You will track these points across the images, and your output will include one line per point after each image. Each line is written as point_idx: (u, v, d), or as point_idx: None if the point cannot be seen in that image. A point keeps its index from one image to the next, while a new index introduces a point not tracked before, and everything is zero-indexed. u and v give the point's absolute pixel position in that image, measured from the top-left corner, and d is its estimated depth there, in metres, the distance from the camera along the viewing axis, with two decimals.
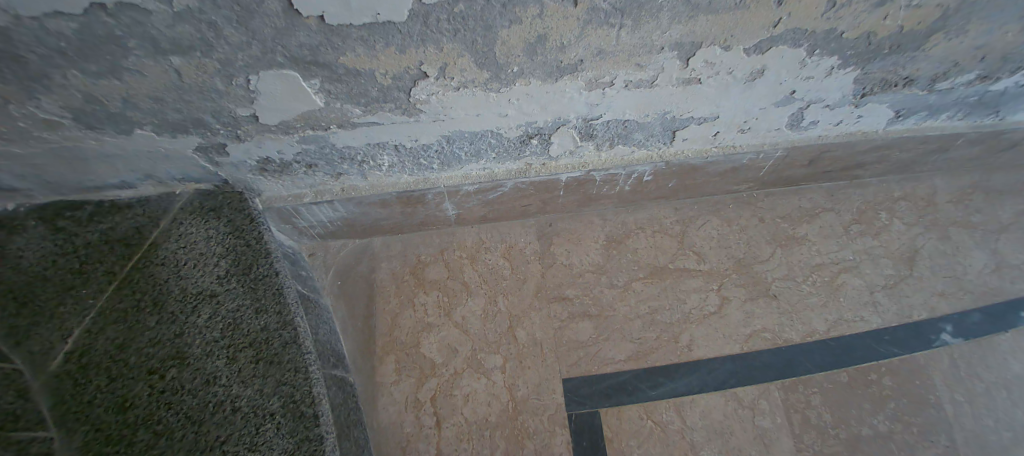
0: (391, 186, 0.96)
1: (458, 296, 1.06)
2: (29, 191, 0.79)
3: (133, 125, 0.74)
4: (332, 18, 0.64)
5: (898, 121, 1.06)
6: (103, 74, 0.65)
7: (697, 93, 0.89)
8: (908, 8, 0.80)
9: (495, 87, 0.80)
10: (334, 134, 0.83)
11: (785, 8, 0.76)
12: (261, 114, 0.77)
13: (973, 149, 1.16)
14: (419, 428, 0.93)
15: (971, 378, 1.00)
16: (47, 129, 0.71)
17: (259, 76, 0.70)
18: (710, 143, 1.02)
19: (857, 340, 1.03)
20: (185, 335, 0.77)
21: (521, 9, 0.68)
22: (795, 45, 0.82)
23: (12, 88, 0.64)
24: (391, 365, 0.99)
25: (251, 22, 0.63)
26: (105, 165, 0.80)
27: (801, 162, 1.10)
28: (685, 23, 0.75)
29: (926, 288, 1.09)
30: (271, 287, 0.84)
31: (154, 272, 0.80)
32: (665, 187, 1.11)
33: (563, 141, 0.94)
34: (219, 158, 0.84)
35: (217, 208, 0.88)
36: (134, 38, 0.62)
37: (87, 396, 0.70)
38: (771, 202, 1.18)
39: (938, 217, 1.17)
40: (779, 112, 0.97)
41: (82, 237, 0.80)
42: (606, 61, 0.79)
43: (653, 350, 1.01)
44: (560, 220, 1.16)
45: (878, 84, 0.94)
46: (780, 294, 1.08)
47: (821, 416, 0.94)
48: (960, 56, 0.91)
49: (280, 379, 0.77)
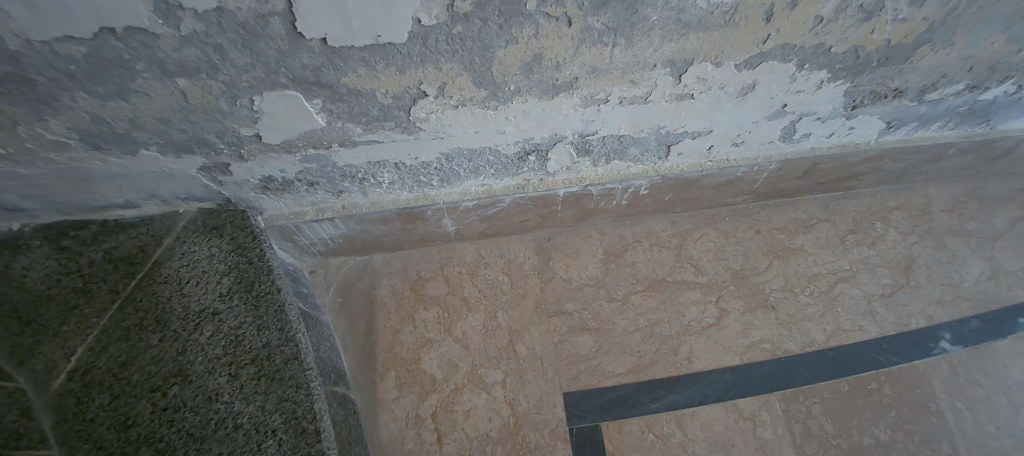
0: (392, 203, 0.98)
1: (458, 312, 1.06)
2: (35, 211, 0.80)
3: (139, 145, 0.75)
4: (335, 40, 0.66)
5: (889, 133, 1.08)
6: (110, 95, 0.67)
7: (691, 108, 0.91)
8: (893, 22, 0.82)
9: (494, 105, 0.82)
10: (336, 152, 0.85)
11: (774, 24, 0.78)
12: (264, 133, 0.78)
13: (964, 158, 1.18)
14: (421, 444, 0.93)
15: (972, 385, 1.00)
16: (54, 149, 0.72)
17: (263, 97, 0.72)
18: (705, 157, 1.04)
19: (857, 350, 1.03)
20: (188, 352, 0.77)
21: (518, 29, 0.71)
22: (785, 60, 0.85)
23: (21, 110, 0.65)
24: (392, 381, 0.99)
25: (256, 44, 0.65)
26: (110, 185, 0.81)
27: (795, 174, 1.12)
28: (677, 40, 0.77)
29: (923, 297, 1.10)
30: (273, 303, 0.84)
31: (157, 291, 0.81)
32: (662, 201, 1.13)
33: (560, 156, 0.96)
34: (223, 177, 0.85)
35: (220, 226, 0.89)
36: (142, 61, 0.63)
37: (89, 414, 0.70)
38: (767, 214, 1.20)
39: (933, 226, 1.19)
40: (773, 126, 0.99)
41: (87, 256, 0.81)
42: (601, 78, 0.81)
43: (653, 362, 1.01)
44: (559, 235, 1.17)
45: (868, 95, 0.96)
46: (779, 305, 1.09)
47: (822, 427, 0.94)
48: (947, 68, 0.94)
49: (282, 396, 0.77)
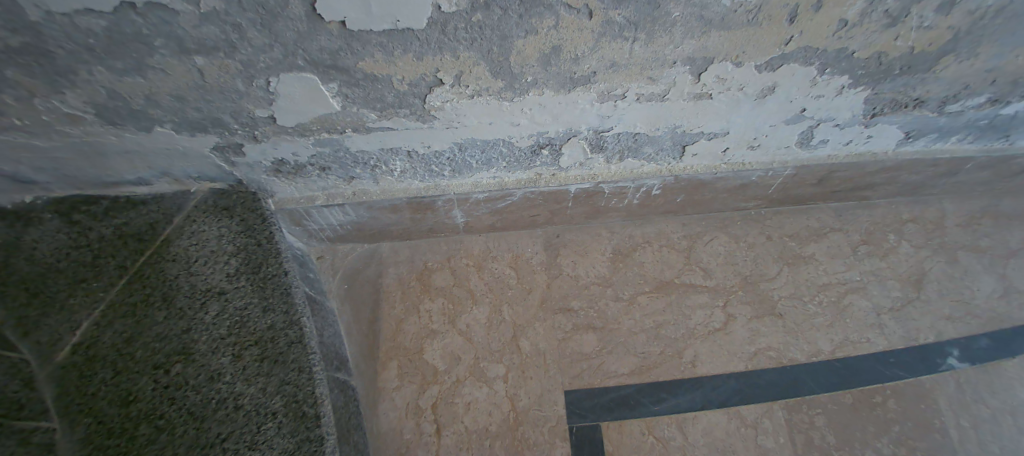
0: (402, 192, 0.97)
1: (463, 304, 1.06)
2: (48, 184, 0.80)
3: (154, 123, 0.75)
4: (354, 24, 0.65)
5: (908, 143, 1.06)
6: (128, 71, 0.67)
7: (708, 108, 0.90)
8: (920, 29, 0.80)
9: (509, 97, 0.81)
10: (349, 138, 0.84)
11: (797, 25, 0.76)
12: (279, 116, 0.78)
13: (983, 173, 1.15)
14: (420, 435, 0.93)
15: (979, 403, 0.98)
16: (70, 123, 0.72)
17: (279, 78, 0.72)
18: (720, 159, 1.03)
19: (864, 361, 1.02)
20: (192, 331, 0.77)
21: (537, 20, 0.70)
22: (807, 64, 0.83)
23: (38, 81, 0.65)
24: (395, 370, 0.99)
25: (274, 25, 0.64)
26: (123, 161, 0.81)
27: (810, 181, 1.11)
28: (698, 38, 0.76)
29: (933, 312, 1.08)
30: (280, 286, 0.85)
31: (164, 268, 0.81)
32: (673, 202, 1.12)
33: (573, 152, 0.95)
34: (236, 157, 0.85)
35: (230, 207, 0.89)
36: (160, 37, 0.63)
37: (91, 388, 0.70)
38: (778, 220, 1.19)
39: (947, 241, 1.17)
40: (791, 130, 0.97)
41: (97, 231, 0.81)
42: (618, 74, 0.80)
43: (656, 364, 1.00)
44: (567, 232, 1.17)
45: (888, 104, 0.95)
46: (787, 313, 1.07)
47: (825, 438, 0.93)
48: (970, 79, 0.92)
49: (284, 379, 0.78)
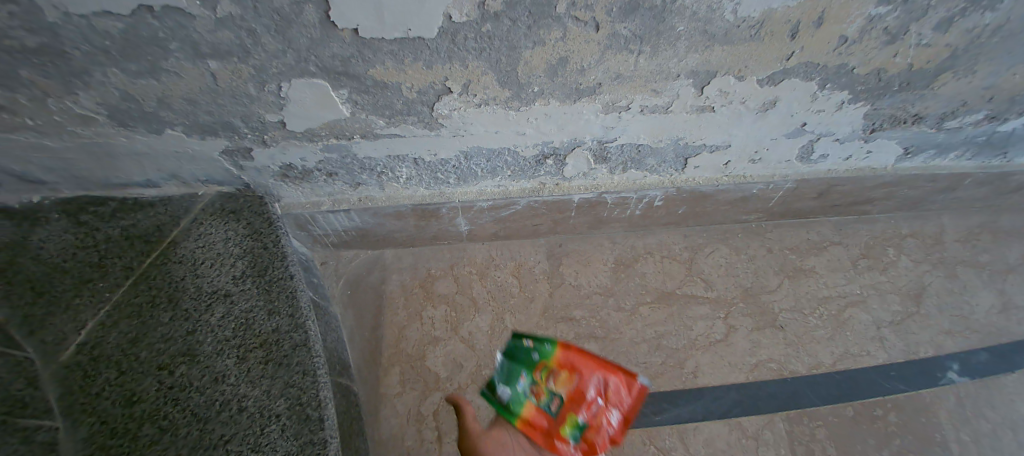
0: (408, 199, 0.98)
1: (466, 312, 1.06)
2: (56, 184, 0.81)
3: (165, 125, 0.76)
4: (366, 32, 0.66)
5: (907, 159, 1.08)
6: (142, 73, 0.68)
7: (710, 121, 0.91)
8: (918, 46, 0.82)
9: (516, 106, 0.82)
10: (357, 144, 0.85)
11: (798, 41, 0.78)
12: (289, 121, 0.79)
13: (981, 189, 1.17)
14: (421, 442, 0.92)
15: (979, 418, 0.98)
16: (82, 124, 0.73)
17: (291, 84, 0.73)
18: (722, 172, 1.04)
19: (865, 374, 1.02)
20: (197, 332, 0.77)
21: (545, 31, 0.71)
22: (808, 78, 0.85)
23: (52, 82, 0.66)
24: (396, 377, 0.99)
25: (288, 31, 0.65)
26: (133, 163, 0.82)
27: (810, 194, 1.12)
28: (702, 51, 0.78)
29: (933, 326, 1.09)
30: (285, 289, 0.85)
31: (171, 270, 0.81)
32: (676, 213, 1.13)
33: (577, 163, 0.96)
34: (245, 162, 0.86)
35: (237, 210, 0.89)
36: (176, 40, 0.64)
37: (96, 388, 0.70)
38: (779, 233, 1.20)
39: (946, 256, 1.17)
40: (792, 143, 0.99)
41: (104, 232, 0.81)
42: (623, 85, 0.82)
43: (658, 374, 1.00)
44: (570, 241, 1.17)
45: (888, 119, 0.96)
46: (788, 326, 1.07)
47: (826, 450, 0.92)
48: (968, 96, 0.94)
49: (288, 381, 0.77)
